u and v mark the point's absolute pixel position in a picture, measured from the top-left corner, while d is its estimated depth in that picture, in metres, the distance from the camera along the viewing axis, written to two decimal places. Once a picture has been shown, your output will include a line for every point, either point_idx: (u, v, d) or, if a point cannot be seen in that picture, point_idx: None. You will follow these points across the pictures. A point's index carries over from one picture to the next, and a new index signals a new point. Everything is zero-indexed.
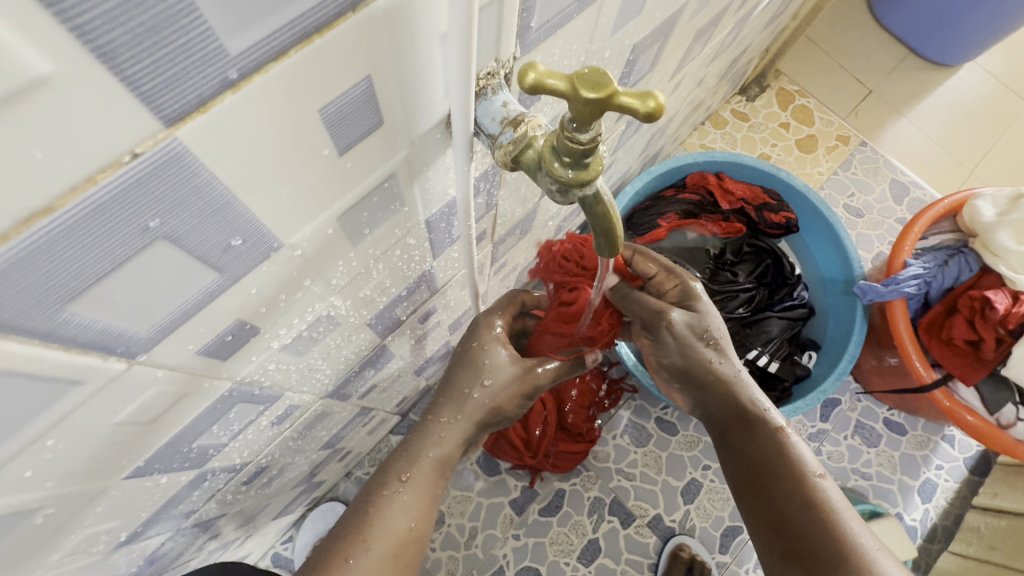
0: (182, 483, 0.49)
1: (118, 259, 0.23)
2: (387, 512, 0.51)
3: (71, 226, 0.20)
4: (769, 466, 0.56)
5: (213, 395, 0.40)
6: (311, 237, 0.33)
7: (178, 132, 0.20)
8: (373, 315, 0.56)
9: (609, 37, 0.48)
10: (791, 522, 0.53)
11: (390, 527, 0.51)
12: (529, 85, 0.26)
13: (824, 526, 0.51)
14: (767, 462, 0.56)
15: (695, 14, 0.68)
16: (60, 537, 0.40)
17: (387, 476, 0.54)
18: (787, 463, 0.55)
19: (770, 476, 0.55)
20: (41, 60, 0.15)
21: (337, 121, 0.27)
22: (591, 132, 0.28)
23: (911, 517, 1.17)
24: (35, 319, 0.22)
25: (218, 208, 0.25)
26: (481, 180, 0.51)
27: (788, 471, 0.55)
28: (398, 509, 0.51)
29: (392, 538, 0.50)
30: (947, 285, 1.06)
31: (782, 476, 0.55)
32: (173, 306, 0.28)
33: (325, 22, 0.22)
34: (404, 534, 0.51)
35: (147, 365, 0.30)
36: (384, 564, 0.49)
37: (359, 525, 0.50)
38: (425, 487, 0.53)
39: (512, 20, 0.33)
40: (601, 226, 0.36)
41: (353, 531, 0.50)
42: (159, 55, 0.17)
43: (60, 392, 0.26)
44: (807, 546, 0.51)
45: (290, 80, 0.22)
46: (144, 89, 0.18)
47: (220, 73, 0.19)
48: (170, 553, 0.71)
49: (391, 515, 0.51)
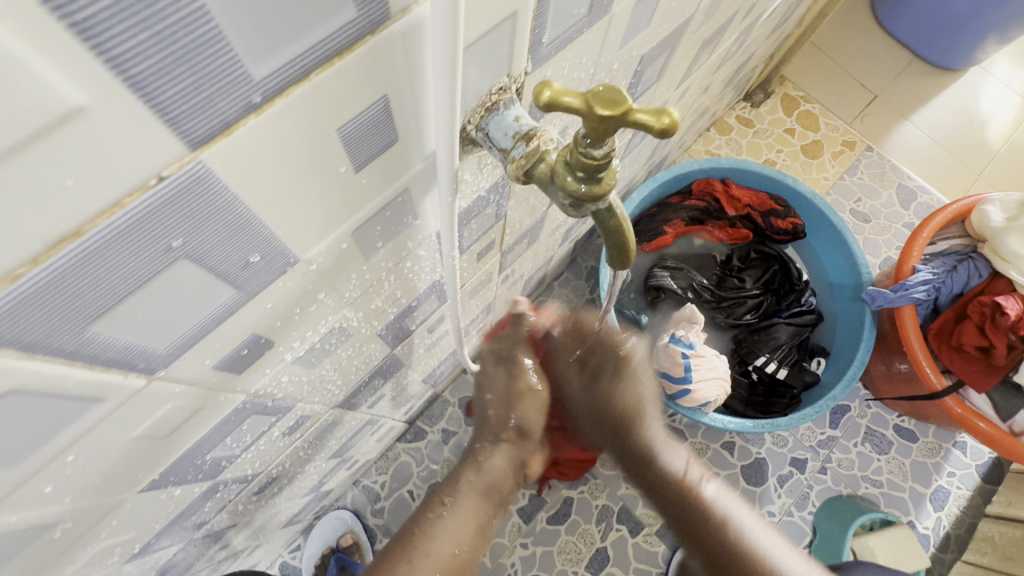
0: (194, 494, 0.49)
1: (141, 279, 0.23)
2: (433, 534, 0.52)
3: (98, 249, 0.20)
4: (672, 497, 0.59)
5: (227, 408, 0.40)
6: (326, 252, 0.34)
7: (202, 155, 0.20)
8: (383, 326, 0.56)
9: (618, 49, 0.49)
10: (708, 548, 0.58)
11: (435, 550, 0.51)
12: (544, 103, 0.26)
13: (738, 551, 0.56)
14: (673, 496, 0.59)
15: (701, 24, 0.69)
16: (75, 550, 0.40)
17: (430, 502, 0.55)
18: (694, 499, 0.58)
19: (677, 507, 0.59)
20: (76, 91, 0.15)
21: (354, 140, 0.27)
22: (605, 147, 0.29)
23: (923, 525, 1.16)
24: (60, 339, 0.22)
25: (238, 226, 0.25)
26: (491, 192, 0.51)
27: (695, 508, 0.58)
28: (444, 531, 0.53)
29: (439, 561, 0.51)
30: (957, 291, 1.05)
31: (684, 509, 0.58)
32: (192, 322, 0.28)
33: (344, 45, 0.22)
34: (449, 560, 0.52)
35: (164, 381, 0.30)
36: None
37: (404, 546, 0.51)
38: (470, 510, 0.54)
39: (524, 36, 0.33)
40: (613, 238, 0.36)
41: (399, 553, 0.51)
42: (186, 82, 0.18)
43: (81, 409, 0.27)
44: (722, 564, 0.56)
45: (309, 103, 0.23)
46: (172, 116, 0.18)
47: (245, 98, 0.20)
48: (180, 563, 0.71)
49: (438, 539, 0.52)
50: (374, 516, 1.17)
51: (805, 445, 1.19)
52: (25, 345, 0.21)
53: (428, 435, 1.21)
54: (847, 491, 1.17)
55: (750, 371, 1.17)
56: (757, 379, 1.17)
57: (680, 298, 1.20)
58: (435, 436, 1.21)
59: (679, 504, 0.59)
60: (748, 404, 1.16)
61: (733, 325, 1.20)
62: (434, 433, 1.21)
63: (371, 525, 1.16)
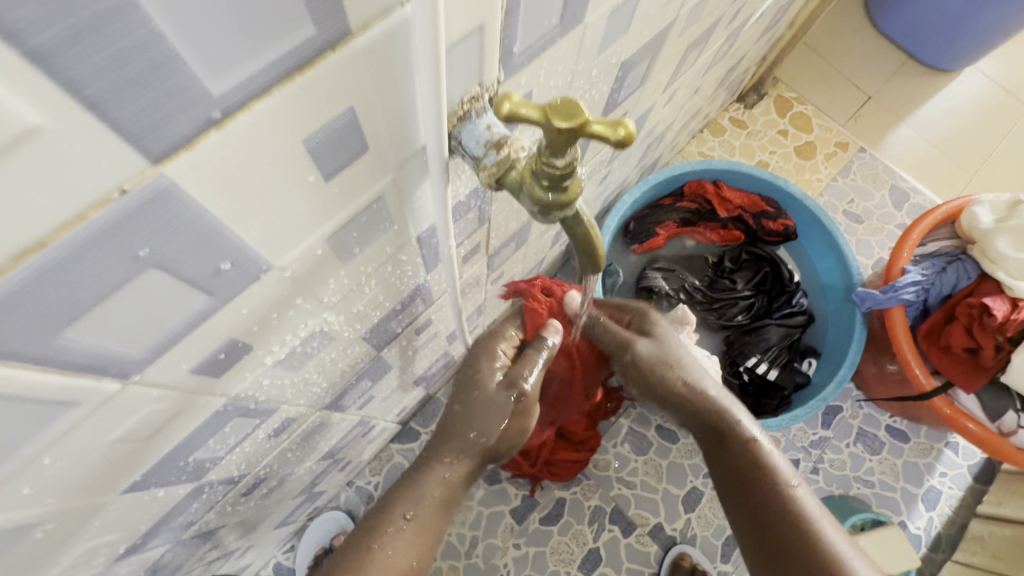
0: (180, 495, 0.50)
1: (111, 288, 0.24)
2: (388, 551, 0.53)
3: (64, 259, 0.21)
4: (751, 478, 0.61)
5: (209, 410, 0.41)
6: (300, 258, 0.34)
7: (165, 169, 0.21)
8: (368, 329, 0.57)
9: (596, 56, 0.50)
10: (764, 528, 0.59)
11: (389, 566, 0.53)
12: (504, 115, 0.27)
13: (796, 529, 0.57)
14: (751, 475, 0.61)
15: (685, 29, 0.69)
16: (59, 551, 0.41)
17: (390, 514, 0.55)
18: (769, 478, 0.60)
19: (754, 488, 0.60)
20: (31, 112, 0.16)
21: (321, 150, 0.28)
22: (567, 158, 0.29)
23: (914, 525, 1.17)
24: (30, 346, 0.23)
25: (207, 235, 0.26)
26: (472, 197, 0.52)
27: (768, 487, 0.60)
28: (398, 548, 0.54)
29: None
30: (945, 292, 1.06)
31: (766, 491, 0.60)
32: (165, 328, 0.29)
33: (306, 61, 0.23)
34: (404, 572, 0.53)
35: (140, 385, 0.31)
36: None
37: (360, 558, 0.52)
38: (425, 529, 0.55)
39: (493, 46, 0.34)
40: (583, 245, 0.37)
41: (353, 566, 0.52)
42: (144, 102, 0.18)
43: (57, 413, 0.27)
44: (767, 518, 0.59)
45: (271, 116, 0.23)
46: (132, 133, 0.19)
47: (204, 114, 0.21)
48: (171, 563, 0.72)
49: (393, 555, 0.53)
50: None
51: (797, 446, 1.20)
52: None
53: (421, 436, 1.22)
54: (838, 491, 1.17)
55: (741, 372, 1.18)
56: (748, 380, 1.18)
57: (671, 299, 1.21)
58: (428, 436, 1.22)
59: (751, 480, 0.61)
60: None
61: (724, 326, 1.21)
62: (428, 433, 1.22)
63: None
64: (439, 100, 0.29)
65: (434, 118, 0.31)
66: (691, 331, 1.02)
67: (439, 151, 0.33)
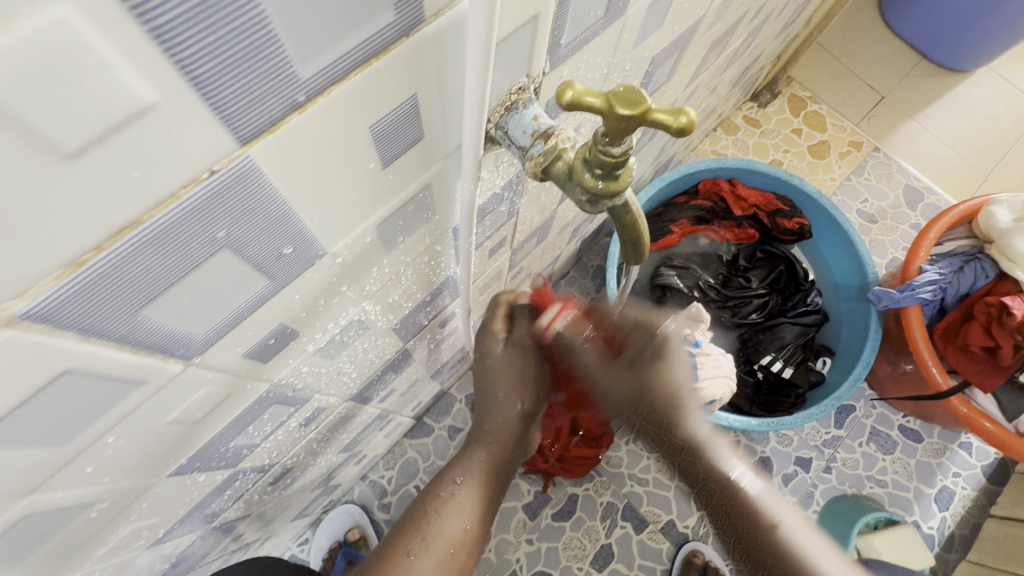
0: (215, 482, 0.51)
1: (188, 268, 0.24)
2: (442, 517, 0.54)
3: (154, 238, 0.21)
4: (730, 499, 0.64)
5: (252, 397, 0.41)
6: (351, 245, 0.35)
7: (250, 150, 0.22)
8: (398, 320, 0.58)
9: (631, 50, 0.50)
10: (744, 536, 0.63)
11: (446, 530, 0.54)
12: (567, 102, 0.27)
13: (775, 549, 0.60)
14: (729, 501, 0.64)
15: (711, 26, 0.70)
16: (104, 533, 0.41)
17: (442, 481, 0.57)
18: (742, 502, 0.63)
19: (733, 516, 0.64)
20: (146, 89, 0.17)
21: (384, 136, 0.28)
22: (623, 146, 0.30)
23: (927, 525, 1.17)
24: (113, 323, 0.23)
25: (275, 218, 0.26)
26: (505, 189, 0.52)
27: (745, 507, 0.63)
28: (454, 513, 0.55)
29: (448, 540, 0.54)
30: (962, 292, 1.06)
31: (746, 512, 0.63)
32: (228, 310, 0.30)
33: (382, 47, 0.23)
34: (459, 536, 0.55)
35: (199, 367, 0.32)
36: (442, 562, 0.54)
37: (417, 524, 0.54)
38: (477, 492, 0.56)
39: (544, 37, 0.34)
40: (628, 234, 0.37)
41: (411, 531, 0.54)
42: (243, 83, 0.19)
43: (126, 391, 0.28)
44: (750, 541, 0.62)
45: (348, 99, 0.24)
46: (229, 113, 0.19)
47: (290, 97, 0.21)
48: (196, 552, 0.73)
49: (449, 519, 0.55)
50: (382, 510, 1.18)
51: (810, 445, 1.20)
52: (82, 329, 0.22)
53: (435, 431, 1.22)
54: (851, 490, 1.17)
55: (755, 370, 1.18)
56: (763, 378, 1.18)
57: (685, 297, 1.21)
58: (442, 432, 1.22)
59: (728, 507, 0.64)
60: (753, 402, 1.17)
61: (739, 323, 1.20)
62: (441, 428, 1.23)
63: (378, 519, 1.18)
64: (482, 99, 0.28)
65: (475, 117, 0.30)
66: (705, 329, 1.03)
67: (474, 151, 0.32)
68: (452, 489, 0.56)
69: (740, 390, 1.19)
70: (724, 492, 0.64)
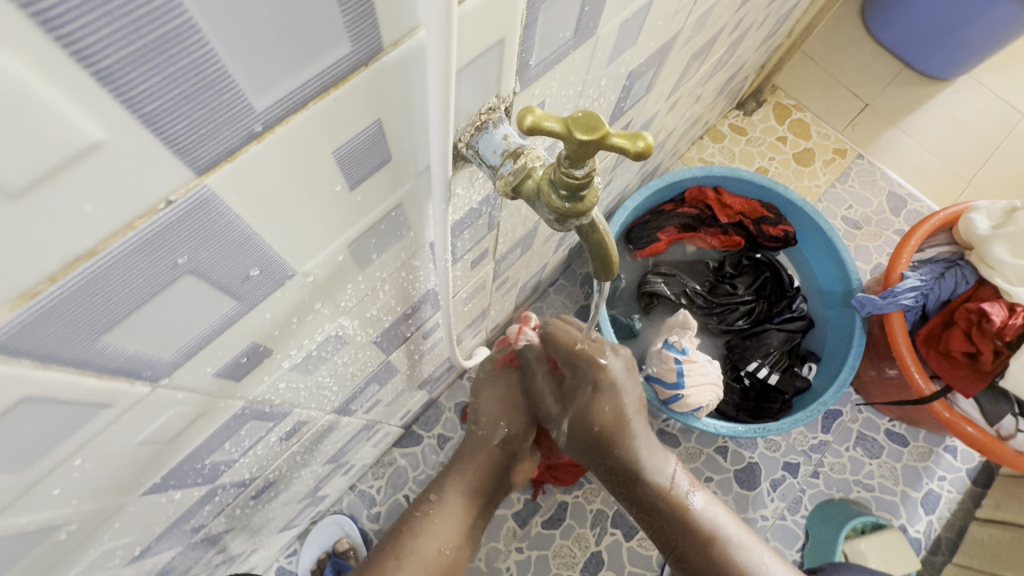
0: (194, 497, 0.51)
1: (149, 293, 0.25)
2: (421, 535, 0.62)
3: (110, 267, 0.22)
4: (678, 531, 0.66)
5: (226, 414, 0.41)
6: (322, 263, 0.35)
7: (207, 180, 0.22)
8: (379, 333, 0.58)
9: (605, 66, 0.51)
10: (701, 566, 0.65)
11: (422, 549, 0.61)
12: (527, 127, 0.28)
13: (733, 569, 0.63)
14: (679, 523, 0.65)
15: (690, 39, 0.71)
16: (78, 552, 0.41)
17: (420, 502, 0.66)
18: (685, 526, 0.65)
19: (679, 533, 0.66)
20: (93, 127, 0.17)
21: (349, 160, 0.29)
22: (586, 168, 0.30)
23: (914, 529, 1.18)
24: (72, 350, 0.24)
25: (238, 243, 0.27)
26: (483, 203, 0.53)
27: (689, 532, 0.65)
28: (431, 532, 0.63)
29: (427, 561, 0.61)
30: (944, 297, 1.07)
31: (687, 536, 0.65)
32: (195, 332, 0.30)
33: (340, 76, 0.24)
34: (434, 556, 0.62)
35: (167, 388, 0.32)
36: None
37: (394, 545, 0.61)
38: (452, 515, 0.64)
39: (511, 58, 0.35)
40: (597, 251, 0.38)
41: (390, 550, 0.61)
42: (195, 117, 0.19)
43: (92, 414, 0.28)
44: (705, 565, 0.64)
45: (307, 127, 0.24)
46: (182, 145, 0.20)
47: (247, 128, 0.22)
48: (179, 566, 0.72)
49: (425, 539, 0.62)
50: (371, 520, 1.18)
51: (797, 450, 1.21)
52: (41, 355, 0.22)
53: (424, 440, 1.22)
54: (838, 495, 1.18)
55: (742, 377, 1.19)
56: (749, 384, 1.19)
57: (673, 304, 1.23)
58: (431, 440, 1.22)
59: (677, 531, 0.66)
60: (740, 408, 1.18)
61: (725, 331, 1.23)
62: (430, 437, 1.22)
63: (367, 529, 1.17)
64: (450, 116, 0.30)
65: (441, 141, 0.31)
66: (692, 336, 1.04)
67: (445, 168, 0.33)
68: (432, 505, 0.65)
69: (727, 396, 1.19)
70: (669, 514, 0.66)
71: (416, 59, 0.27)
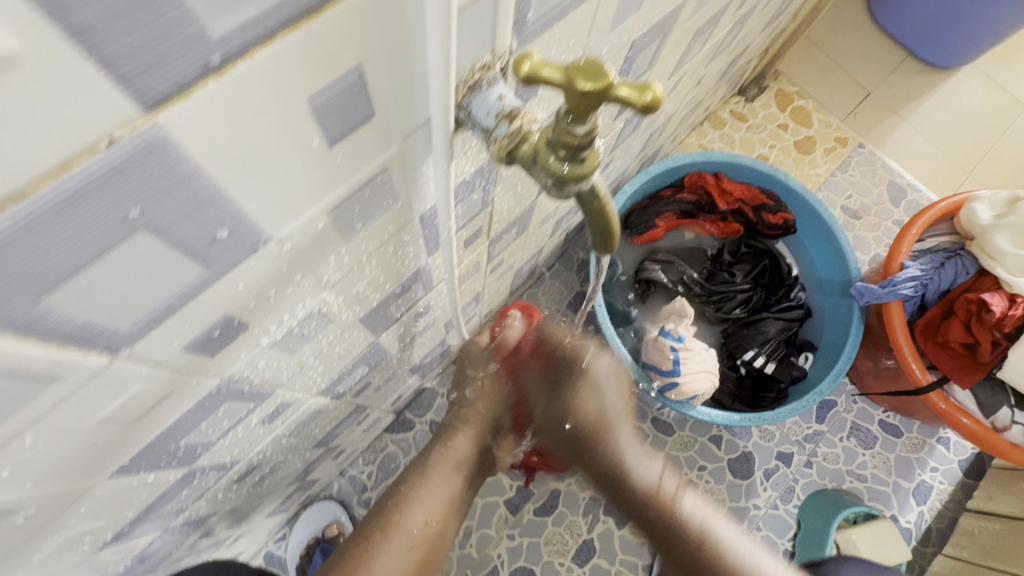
0: (170, 481, 0.48)
1: (98, 251, 0.22)
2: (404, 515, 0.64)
3: (47, 215, 0.19)
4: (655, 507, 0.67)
5: (201, 392, 0.39)
6: (301, 230, 0.33)
7: (158, 118, 0.19)
8: (367, 313, 0.55)
9: (608, 32, 0.48)
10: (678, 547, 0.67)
11: (406, 524, 0.64)
12: (524, 75, 0.25)
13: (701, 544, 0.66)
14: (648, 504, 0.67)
15: (695, 12, 0.68)
16: (41, 536, 0.39)
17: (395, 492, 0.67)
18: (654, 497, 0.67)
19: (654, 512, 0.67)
20: (9, 38, 0.14)
21: (327, 111, 0.26)
22: (588, 125, 0.28)
23: (906, 519, 1.17)
24: (8, 311, 0.21)
25: (203, 199, 0.24)
26: (476, 176, 0.50)
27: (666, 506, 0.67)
28: (416, 509, 0.65)
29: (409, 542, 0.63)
30: (944, 288, 1.05)
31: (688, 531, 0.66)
32: (157, 299, 0.27)
33: (312, 7, 0.21)
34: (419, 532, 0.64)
35: (130, 361, 0.29)
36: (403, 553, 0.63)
37: (380, 521, 0.64)
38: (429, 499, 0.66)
39: (508, 11, 0.32)
40: (597, 223, 0.35)
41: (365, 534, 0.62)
42: (137, 36, 0.17)
43: (39, 388, 0.25)
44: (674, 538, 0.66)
45: (275, 65, 0.21)
46: (123, 72, 0.17)
47: (202, 59, 0.19)
48: (160, 551, 0.70)
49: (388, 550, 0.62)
50: (361, 506, 1.16)
51: (792, 440, 1.20)
52: None
53: (416, 426, 1.20)
54: (831, 485, 1.17)
55: (738, 365, 1.17)
56: (745, 373, 1.17)
57: (669, 292, 1.21)
58: (422, 427, 1.20)
59: (652, 513, 0.67)
60: (736, 397, 1.16)
61: (722, 319, 1.21)
62: (422, 423, 1.21)
63: (358, 515, 1.16)
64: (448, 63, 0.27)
65: (442, 76, 0.29)
66: (689, 323, 1.04)
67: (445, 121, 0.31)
68: (408, 492, 0.66)
69: (723, 385, 1.18)
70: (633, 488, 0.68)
71: None
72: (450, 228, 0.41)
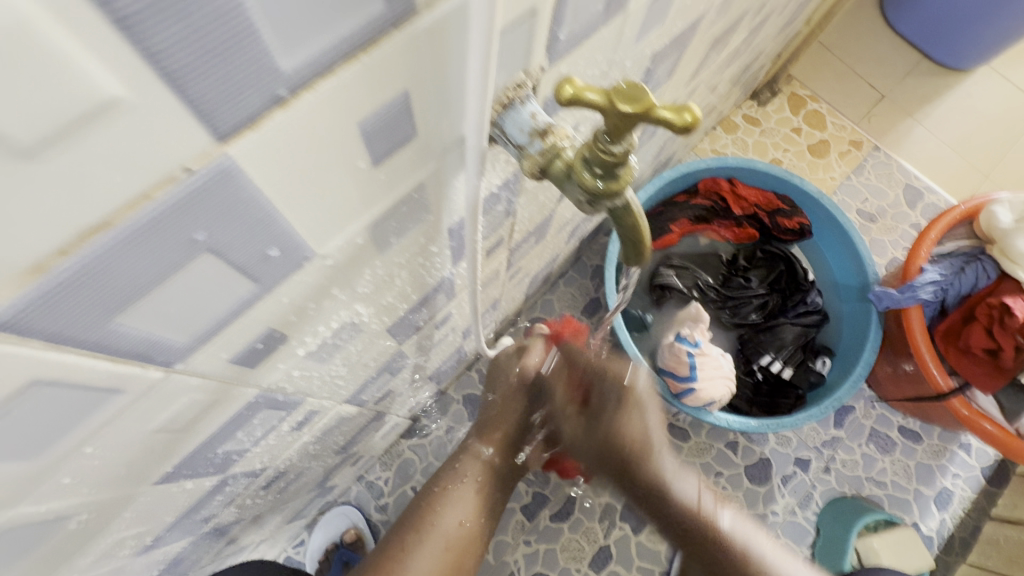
0: (204, 488, 0.50)
1: (166, 272, 0.23)
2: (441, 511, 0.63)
3: (126, 241, 0.20)
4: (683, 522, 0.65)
5: (240, 402, 0.40)
6: (342, 246, 0.34)
7: (229, 148, 0.20)
8: (393, 322, 0.56)
9: (631, 46, 0.49)
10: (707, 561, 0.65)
11: (443, 526, 0.63)
12: (566, 98, 0.26)
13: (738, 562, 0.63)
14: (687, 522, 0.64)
15: (713, 22, 0.68)
16: (89, 542, 0.40)
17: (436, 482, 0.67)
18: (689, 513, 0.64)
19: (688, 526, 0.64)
20: (113, 83, 0.15)
21: (374, 134, 0.27)
22: (624, 144, 0.29)
23: (927, 526, 1.16)
24: (84, 330, 0.22)
25: (259, 220, 0.25)
26: (502, 188, 0.51)
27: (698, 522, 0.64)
28: (449, 508, 0.64)
29: (445, 537, 0.62)
30: (964, 292, 1.04)
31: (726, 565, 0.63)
32: (212, 314, 0.28)
33: (371, 40, 0.22)
34: (454, 530, 0.63)
35: (182, 374, 0.31)
36: (438, 555, 0.61)
37: (415, 522, 0.62)
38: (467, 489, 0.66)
39: (543, 30, 0.33)
40: (629, 235, 0.36)
41: (409, 526, 0.62)
42: (219, 75, 0.18)
43: (104, 400, 0.27)
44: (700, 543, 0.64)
45: (334, 96, 0.23)
46: (205, 108, 0.18)
47: (272, 91, 0.20)
48: (188, 556, 0.71)
49: (445, 516, 0.63)
50: (378, 511, 1.17)
51: (810, 446, 1.19)
52: (53, 336, 0.21)
53: (432, 432, 1.21)
54: (850, 491, 1.16)
55: (755, 371, 1.17)
56: (762, 379, 1.16)
57: (684, 297, 1.21)
58: (439, 432, 1.21)
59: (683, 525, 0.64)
60: (752, 403, 1.16)
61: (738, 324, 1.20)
62: (439, 429, 1.22)
63: (375, 521, 1.16)
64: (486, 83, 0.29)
65: (479, 95, 0.30)
66: (705, 328, 1.03)
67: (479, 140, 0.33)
68: (441, 491, 0.65)
69: (739, 390, 1.17)
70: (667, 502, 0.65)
71: (448, 25, 0.25)
72: (477, 239, 0.43)
